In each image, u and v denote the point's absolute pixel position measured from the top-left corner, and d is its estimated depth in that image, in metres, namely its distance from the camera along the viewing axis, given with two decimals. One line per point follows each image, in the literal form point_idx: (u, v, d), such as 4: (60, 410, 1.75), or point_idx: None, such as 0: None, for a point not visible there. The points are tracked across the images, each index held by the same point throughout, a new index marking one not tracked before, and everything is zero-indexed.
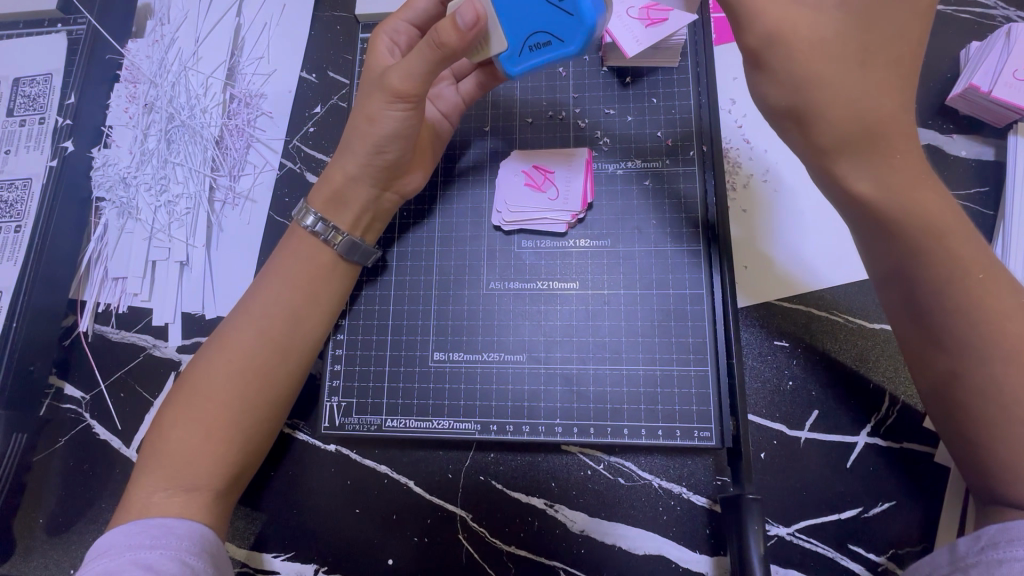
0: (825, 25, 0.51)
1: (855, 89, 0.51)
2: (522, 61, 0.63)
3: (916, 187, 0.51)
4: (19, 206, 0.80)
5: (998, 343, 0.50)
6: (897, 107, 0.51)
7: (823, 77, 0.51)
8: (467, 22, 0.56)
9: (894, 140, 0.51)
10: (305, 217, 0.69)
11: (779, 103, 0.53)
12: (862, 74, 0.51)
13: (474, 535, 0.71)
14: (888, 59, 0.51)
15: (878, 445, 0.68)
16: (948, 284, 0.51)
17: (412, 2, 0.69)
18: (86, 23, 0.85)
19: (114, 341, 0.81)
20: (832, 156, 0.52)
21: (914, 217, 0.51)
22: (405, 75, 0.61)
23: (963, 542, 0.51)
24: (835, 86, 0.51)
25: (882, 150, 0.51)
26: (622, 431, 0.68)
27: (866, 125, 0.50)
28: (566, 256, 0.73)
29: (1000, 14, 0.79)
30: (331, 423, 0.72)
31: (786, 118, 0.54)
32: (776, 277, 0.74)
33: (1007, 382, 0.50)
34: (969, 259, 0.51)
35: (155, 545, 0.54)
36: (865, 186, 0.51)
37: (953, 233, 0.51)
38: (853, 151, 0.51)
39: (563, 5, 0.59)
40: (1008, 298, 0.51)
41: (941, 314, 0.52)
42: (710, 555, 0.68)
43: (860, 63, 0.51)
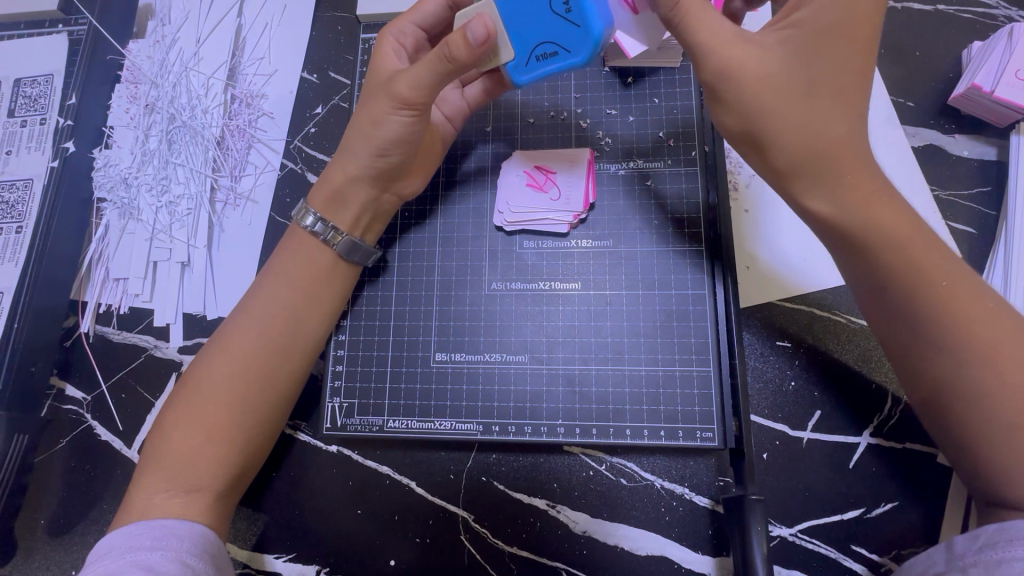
0: (771, 58, 0.53)
1: (803, 118, 0.52)
2: (530, 70, 0.61)
3: (870, 201, 0.53)
4: (20, 207, 0.80)
5: (969, 348, 0.50)
6: (848, 129, 0.53)
7: (774, 107, 0.53)
8: (478, 37, 0.55)
9: (842, 159, 0.53)
10: (305, 217, 0.69)
11: (734, 131, 0.56)
12: (810, 102, 0.53)
13: (476, 535, 0.71)
14: (840, 85, 0.53)
15: (881, 445, 0.68)
16: (917, 292, 0.52)
17: (420, 4, 0.69)
18: (87, 23, 0.85)
19: (116, 342, 0.81)
20: (789, 180, 0.55)
21: (873, 231, 0.52)
22: (413, 84, 0.60)
23: (961, 541, 0.51)
24: (785, 116, 0.53)
25: (836, 171, 0.53)
26: (625, 432, 0.68)
27: (817, 148, 0.53)
28: (568, 256, 0.73)
29: (1002, 13, 0.79)
30: (332, 424, 0.72)
31: (744, 144, 0.56)
32: (778, 277, 0.74)
33: (986, 388, 0.49)
34: (930, 266, 0.52)
35: (156, 545, 0.54)
36: (821, 205, 0.54)
37: (914, 243, 0.52)
38: (808, 174, 0.54)
39: (570, 17, 0.57)
40: (977, 301, 0.51)
41: (918, 321, 0.52)
42: (713, 555, 0.67)
43: (805, 93, 0.53)
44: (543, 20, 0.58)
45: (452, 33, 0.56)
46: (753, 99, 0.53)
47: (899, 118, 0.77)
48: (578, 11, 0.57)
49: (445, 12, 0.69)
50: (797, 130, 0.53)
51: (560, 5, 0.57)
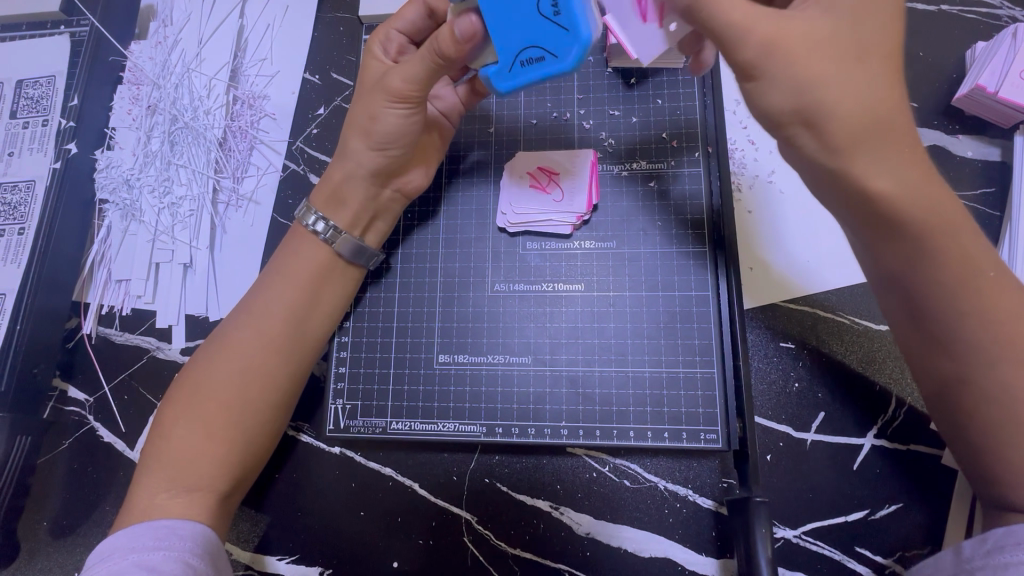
0: (817, 28, 0.50)
1: (858, 87, 0.49)
2: (511, 77, 0.56)
3: (924, 184, 0.50)
4: (22, 208, 0.80)
5: (1003, 346, 0.50)
6: (897, 102, 0.50)
7: (829, 74, 0.49)
8: (465, 34, 0.55)
9: (898, 136, 0.49)
10: (307, 216, 0.70)
11: (783, 108, 0.50)
12: (861, 70, 0.49)
13: (479, 537, 0.71)
14: (883, 55, 0.50)
15: (885, 447, 0.68)
16: (958, 285, 0.51)
17: (402, 11, 0.68)
18: (89, 24, 0.85)
19: (118, 344, 0.81)
20: (848, 158, 0.49)
21: (928, 216, 0.49)
22: (406, 77, 0.61)
23: (968, 545, 0.51)
24: (839, 84, 0.49)
25: (892, 148, 0.49)
26: (628, 434, 0.68)
27: (875, 119, 0.49)
28: (570, 257, 0.73)
29: (1005, 14, 0.79)
30: (335, 425, 0.72)
31: (792, 121, 0.50)
32: (781, 279, 0.74)
33: (1016, 386, 0.50)
34: (977, 255, 0.51)
35: (159, 546, 0.54)
36: (886, 184, 0.49)
37: (959, 231, 0.51)
38: (868, 148, 0.49)
39: (558, 19, 0.53)
40: (1009, 297, 0.51)
41: (953, 318, 0.51)
42: (717, 557, 0.67)
43: (856, 59, 0.49)
44: (530, 23, 0.54)
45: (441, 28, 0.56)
46: (806, 69, 0.49)
47: None
48: (565, 13, 0.52)
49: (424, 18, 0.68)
50: (854, 98, 0.48)
51: (548, 7, 0.53)
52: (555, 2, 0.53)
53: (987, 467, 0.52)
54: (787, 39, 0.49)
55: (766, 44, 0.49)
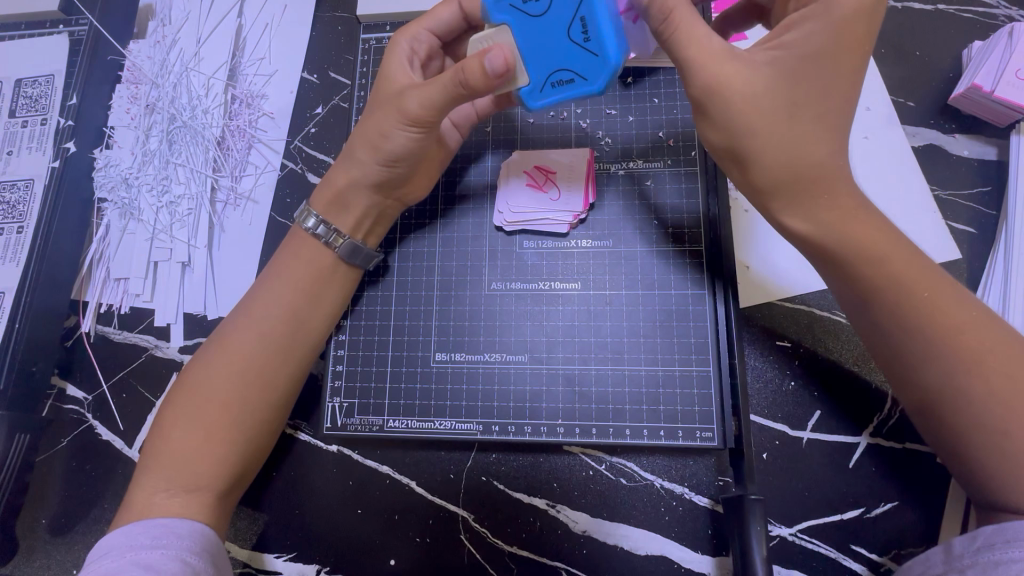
0: (757, 78, 0.52)
1: (786, 139, 0.52)
2: (543, 97, 0.58)
3: (851, 220, 0.53)
4: (21, 207, 0.80)
5: (955, 357, 0.50)
6: (829, 153, 0.53)
7: (758, 127, 0.52)
8: (496, 67, 0.54)
9: (826, 180, 0.53)
10: (307, 218, 0.70)
11: (717, 146, 0.56)
12: (793, 124, 0.52)
13: (475, 534, 0.71)
14: (823, 108, 0.52)
15: (881, 446, 0.68)
16: (899, 305, 0.52)
17: (434, 11, 0.68)
18: (88, 23, 0.85)
19: (117, 342, 0.81)
20: (767, 197, 0.55)
21: (852, 246, 0.53)
22: (422, 101, 0.60)
23: (959, 542, 0.51)
24: (766, 135, 0.52)
25: (814, 193, 0.53)
26: (624, 432, 0.68)
27: (797, 169, 0.53)
28: (567, 256, 0.73)
29: (1001, 13, 0.79)
30: (333, 424, 0.72)
31: (725, 158, 0.56)
32: (776, 279, 0.74)
33: (976, 393, 0.50)
34: (913, 277, 0.52)
35: (156, 545, 0.54)
36: (798, 224, 0.54)
37: (892, 255, 0.53)
38: (785, 193, 0.54)
39: (589, 45, 0.55)
40: (961, 310, 0.52)
41: (901, 332, 0.52)
42: (713, 555, 0.67)
43: (789, 116, 0.52)
44: (563, 50, 0.56)
45: (470, 58, 0.55)
46: (737, 117, 0.53)
47: (899, 118, 0.77)
48: (597, 39, 0.55)
49: (457, 21, 0.69)
50: (778, 151, 0.52)
51: (578, 34, 0.55)
52: (585, 28, 0.55)
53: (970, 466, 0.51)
54: (731, 85, 0.52)
55: (706, 89, 0.53)
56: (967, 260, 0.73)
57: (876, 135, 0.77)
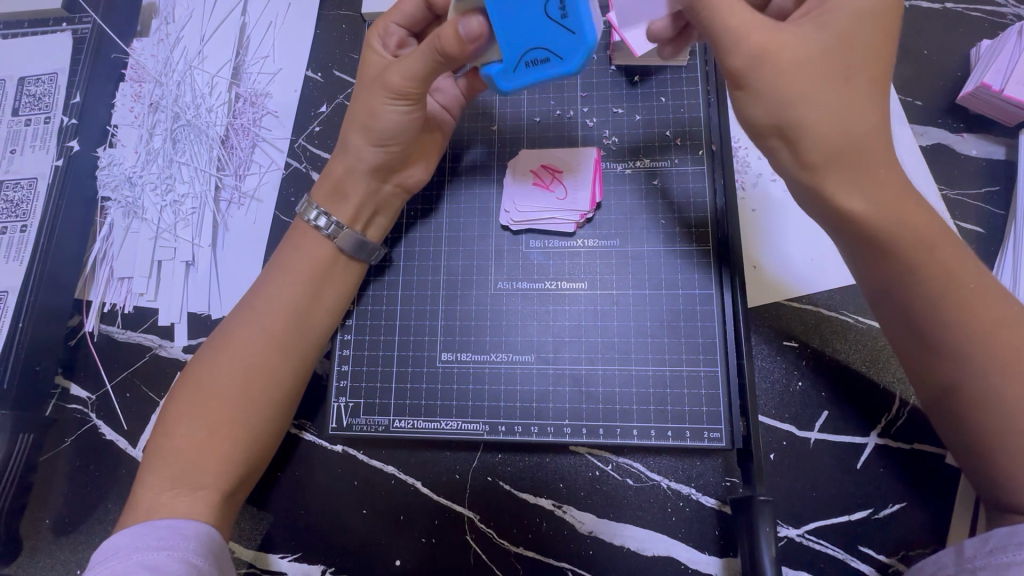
0: (808, 45, 0.51)
1: (839, 107, 0.50)
2: (515, 76, 0.58)
3: (900, 201, 0.51)
4: (24, 205, 0.80)
5: (990, 351, 0.50)
6: (879, 124, 0.51)
7: (812, 92, 0.50)
8: (470, 33, 0.55)
9: (874, 156, 0.51)
10: (309, 211, 0.70)
11: (764, 123, 0.52)
12: (847, 91, 0.51)
13: (482, 535, 0.70)
14: (871, 76, 0.51)
15: (889, 446, 0.68)
16: (939, 297, 0.51)
17: (399, 3, 0.66)
18: (91, 22, 0.85)
19: (121, 342, 0.81)
20: (824, 173, 0.51)
21: (903, 232, 0.51)
22: (404, 74, 0.61)
23: (969, 543, 0.51)
24: (823, 101, 0.50)
25: (869, 168, 0.51)
26: (631, 433, 0.68)
27: (856, 138, 0.50)
28: (573, 255, 0.73)
29: (1010, 12, 0.79)
30: (338, 424, 0.72)
31: (772, 136, 0.53)
32: (784, 278, 0.74)
33: (1005, 388, 0.49)
34: (959, 268, 0.52)
35: (162, 545, 0.54)
36: (856, 202, 0.51)
37: (940, 245, 0.51)
38: (845, 164, 0.50)
39: (566, 22, 0.54)
40: (998, 307, 0.51)
41: (936, 324, 0.51)
42: (720, 556, 0.67)
43: (845, 81, 0.51)
44: (535, 26, 0.55)
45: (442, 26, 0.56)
46: (786, 86, 0.50)
47: (907, 117, 0.77)
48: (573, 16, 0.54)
49: (423, 11, 0.66)
50: (836, 118, 0.50)
51: (555, 9, 0.54)
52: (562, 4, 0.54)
53: (981, 459, 0.51)
54: (778, 53, 0.51)
55: (753, 58, 0.51)
56: (975, 259, 0.72)
57: None
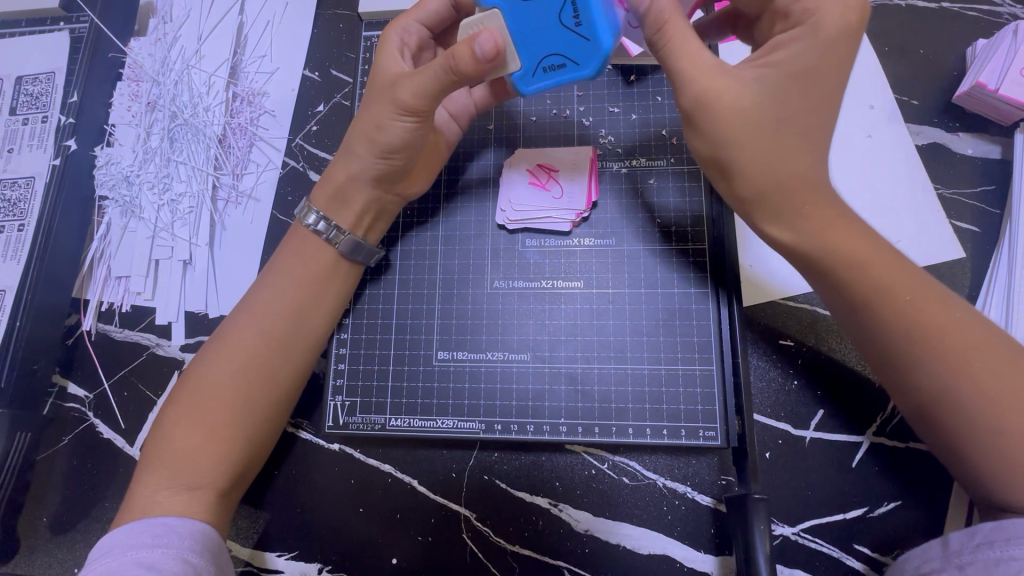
0: (748, 93, 0.52)
1: (770, 153, 0.53)
2: (533, 81, 0.59)
3: (833, 231, 0.53)
4: (21, 205, 0.80)
5: (938, 357, 0.50)
6: (812, 166, 0.53)
7: (747, 138, 0.52)
8: (486, 52, 0.54)
9: (805, 194, 0.53)
10: (307, 216, 0.70)
11: (704, 157, 0.56)
12: (779, 138, 0.53)
13: (478, 534, 0.71)
14: (805, 126, 0.53)
15: (884, 445, 0.68)
16: (879, 311, 0.52)
17: (422, 3, 0.68)
18: (89, 21, 0.85)
19: (118, 341, 0.81)
20: (750, 208, 0.55)
21: (836, 257, 0.53)
22: (415, 90, 0.60)
23: (959, 538, 0.51)
24: (755, 148, 0.53)
25: (797, 209, 0.53)
26: (627, 431, 0.68)
27: (782, 183, 0.53)
28: (569, 254, 0.73)
29: (1006, 11, 0.79)
30: (335, 423, 0.72)
31: (711, 168, 0.56)
32: (778, 279, 0.74)
33: (959, 392, 0.50)
34: (895, 282, 0.52)
35: (158, 543, 0.54)
36: (781, 233, 0.54)
37: (875, 263, 0.52)
38: (769, 206, 0.54)
39: (581, 30, 0.55)
40: (943, 311, 0.52)
41: (881, 337, 0.53)
42: (716, 554, 0.67)
43: (776, 131, 0.53)
44: (552, 34, 0.56)
45: (458, 44, 0.55)
46: (724, 130, 0.53)
47: (903, 116, 0.77)
48: (587, 23, 0.55)
49: (443, 9, 0.69)
50: (763, 165, 0.53)
51: (569, 18, 0.55)
52: (576, 11, 0.55)
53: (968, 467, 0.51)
54: (719, 97, 0.52)
55: (700, 99, 0.53)
56: (970, 259, 0.72)
57: (880, 134, 0.77)
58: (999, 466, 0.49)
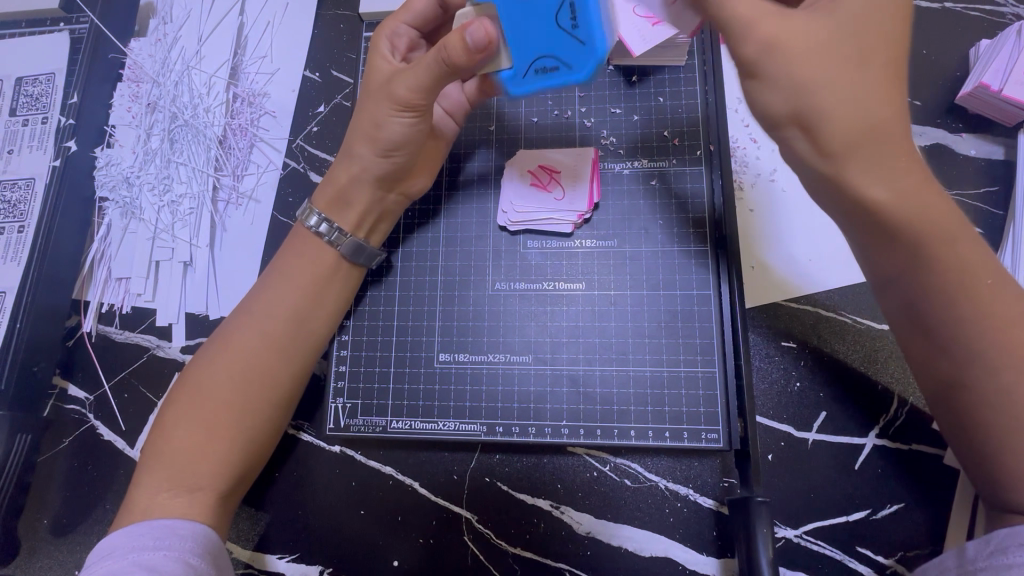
0: (821, 31, 0.50)
1: (858, 92, 0.49)
2: (523, 82, 0.59)
3: (922, 192, 0.50)
4: (21, 206, 0.80)
5: (1005, 351, 0.50)
6: (899, 108, 0.50)
7: (826, 78, 0.49)
8: (478, 42, 0.54)
9: (895, 144, 0.50)
10: (309, 217, 0.69)
11: (780, 110, 0.51)
12: (862, 76, 0.50)
13: (479, 535, 0.70)
14: (887, 58, 0.50)
15: (886, 447, 0.68)
16: (957, 294, 0.51)
17: (408, 3, 0.68)
18: (89, 22, 0.85)
19: (118, 342, 0.81)
20: (845, 159, 0.50)
21: (924, 220, 0.50)
22: (410, 85, 0.60)
23: (971, 546, 0.51)
24: (840, 89, 0.49)
25: (890, 154, 0.50)
26: (629, 433, 0.68)
27: (875, 125, 0.49)
28: (571, 256, 0.73)
29: (1009, 11, 0.79)
30: (336, 424, 0.72)
31: (790, 121, 0.51)
32: (777, 280, 0.74)
33: (1016, 390, 0.49)
34: (976, 262, 0.51)
35: (159, 546, 0.54)
36: (878, 190, 0.49)
37: (961, 237, 0.51)
38: (863, 153, 0.49)
39: (576, 32, 0.55)
40: (1014, 304, 0.51)
41: (948, 323, 0.51)
42: (718, 556, 0.67)
43: (860, 65, 0.50)
44: (547, 32, 0.56)
45: (449, 35, 0.55)
46: (802, 72, 0.50)
47: None
48: (584, 27, 0.54)
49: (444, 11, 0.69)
50: (853, 104, 0.49)
51: (566, 20, 0.55)
52: (574, 13, 0.54)
53: (975, 451, 0.52)
54: (791, 38, 0.50)
55: (765, 46, 0.51)
56: None
57: None
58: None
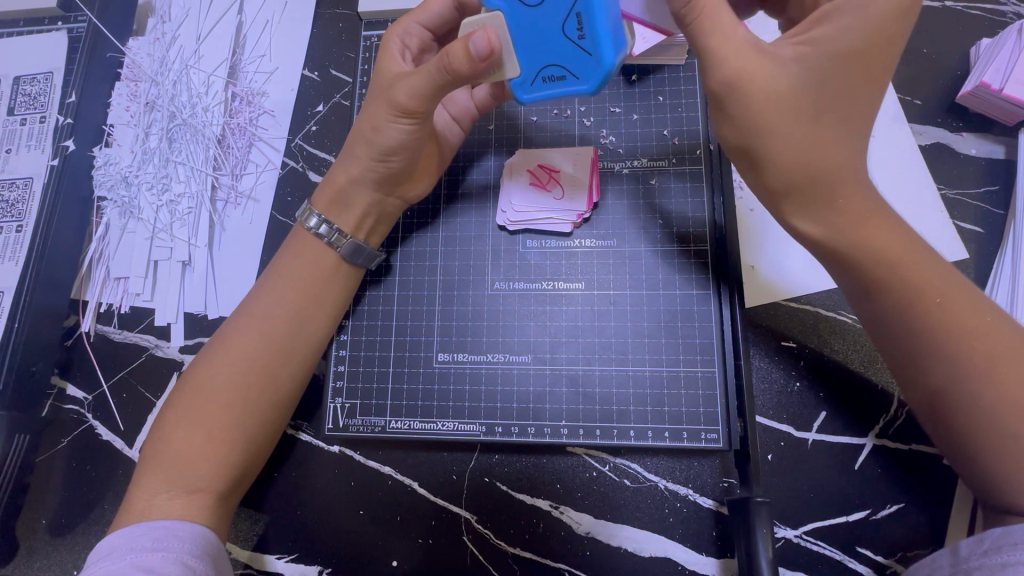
0: (784, 74, 0.51)
1: (806, 141, 0.52)
2: (533, 90, 0.59)
3: (865, 225, 0.53)
4: (20, 205, 0.80)
5: (966, 360, 0.50)
6: (847, 154, 0.52)
7: (777, 124, 0.51)
8: (478, 51, 0.54)
9: (839, 186, 0.52)
10: (308, 218, 0.69)
11: (732, 144, 0.54)
12: (814, 125, 0.52)
13: (478, 535, 0.70)
14: (847, 110, 0.52)
15: (886, 447, 0.68)
16: (910, 309, 0.52)
17: (426, 4, 0.68)
18: (87, 21, 0.84)
19: (117, 342, 0.80)
20: (781, 199, 0.55)
21: (871, 253, 0.52)
22: (410, 92, 0.60)
23: (965, 544, 0.51)
24: (788, 136, 0.51)
25: (829, 198, 0.53)
26: (628, 433, 0.68)
27: (816, 173, 0.52)
28: (571, 255, 0.73)
29: (1010, 10, 0.78)
30: (335, 424, 0.72)
31: (739, 158, 0.55)
32: (774, 282, 0.73)
33: (984, 397, 0.50)
34: (927, 283, 0.52)
35: (156, 547, 0.54)
36: (808, 226, 0.54)
37: (909, 261, 0.52)
38: (801, 196, 0.53)
39: (582, 43, 0.54)
40: (974, 317, 0.52)
41: (907, 334, 0.52)
42: (717, 556, 0.67)
43: (812, 117, 0.51)
44: (552, 41, 0.56)
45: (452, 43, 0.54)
46: (756, 116, 0.51)
47: (906, 116, 0.77)
48: (589, 37, 0.54)
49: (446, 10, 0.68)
50: (797, 153, 0.52)
51: (573, 29, 0.54)
52: (580, 25, 0.54)
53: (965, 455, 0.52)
54: (753, 79, 0.51)
55: (730, 83, 0.51)
56: (974, 259, 0.72)
57: (884, 133, 0.76)
58: (1011, 471, 0.49)
